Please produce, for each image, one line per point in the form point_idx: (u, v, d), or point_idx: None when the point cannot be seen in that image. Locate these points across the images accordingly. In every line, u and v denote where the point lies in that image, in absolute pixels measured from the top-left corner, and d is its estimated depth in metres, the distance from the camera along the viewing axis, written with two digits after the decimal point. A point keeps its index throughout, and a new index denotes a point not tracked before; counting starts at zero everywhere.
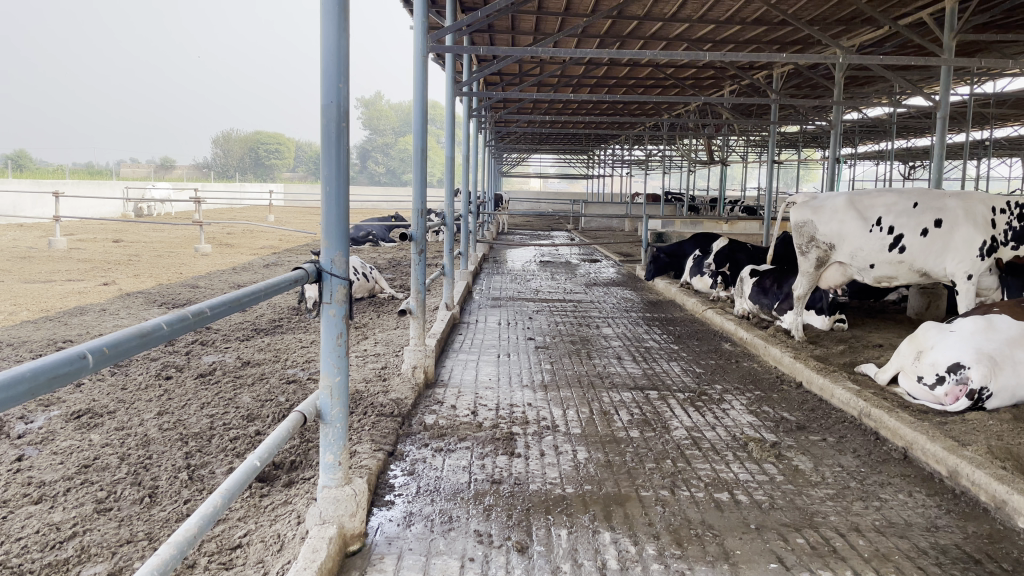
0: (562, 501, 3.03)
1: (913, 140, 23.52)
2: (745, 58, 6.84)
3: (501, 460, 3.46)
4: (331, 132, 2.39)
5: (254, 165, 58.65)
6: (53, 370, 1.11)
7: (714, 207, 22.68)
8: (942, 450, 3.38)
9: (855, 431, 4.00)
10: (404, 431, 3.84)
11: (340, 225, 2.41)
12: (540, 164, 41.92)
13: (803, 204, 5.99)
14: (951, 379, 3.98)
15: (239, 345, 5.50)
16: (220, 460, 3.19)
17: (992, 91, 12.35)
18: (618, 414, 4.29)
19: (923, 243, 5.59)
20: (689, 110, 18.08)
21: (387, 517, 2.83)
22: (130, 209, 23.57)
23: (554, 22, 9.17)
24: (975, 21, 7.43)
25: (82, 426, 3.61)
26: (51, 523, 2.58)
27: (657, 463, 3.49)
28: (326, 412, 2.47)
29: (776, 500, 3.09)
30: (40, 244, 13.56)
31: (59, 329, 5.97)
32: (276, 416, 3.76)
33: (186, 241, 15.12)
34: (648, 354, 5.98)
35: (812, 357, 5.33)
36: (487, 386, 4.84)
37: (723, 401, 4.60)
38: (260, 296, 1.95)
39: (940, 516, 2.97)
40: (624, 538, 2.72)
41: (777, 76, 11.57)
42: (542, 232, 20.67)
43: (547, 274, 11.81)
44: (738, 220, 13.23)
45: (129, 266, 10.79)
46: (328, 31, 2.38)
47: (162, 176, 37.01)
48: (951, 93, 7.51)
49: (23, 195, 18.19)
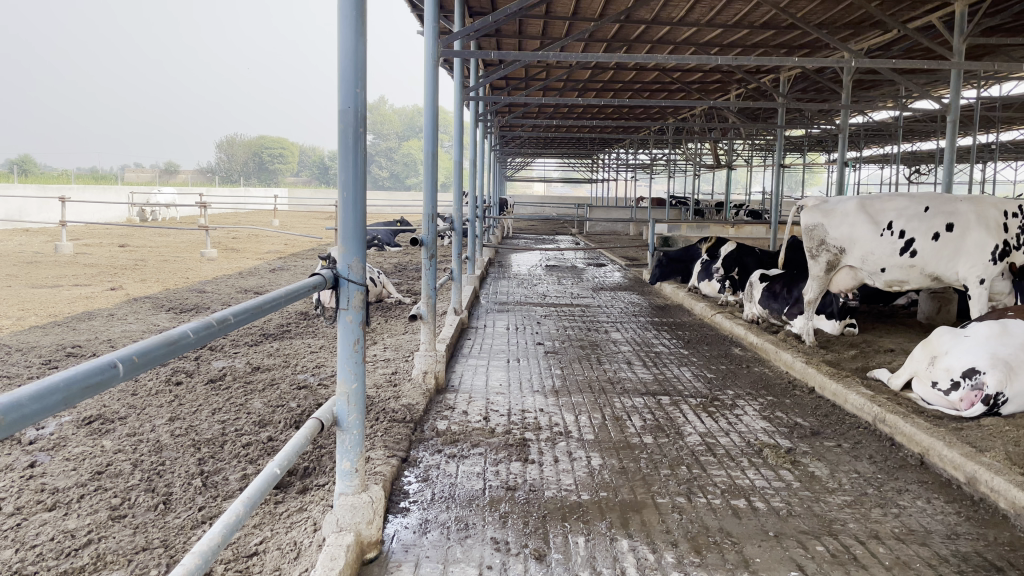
0: (578, 508, 3.00)
1: (917, 144, 23.48)
2: (755, 62, 6.81)
3: (515, 467, 3.44)
4: (348, 138, 2.37)
5: (258, 170, 58.84)
6: (85, 379, 1.10)
7: (719, 211, 22.67)
8: (960, 457, 3.35)
9: (870, 437, 3.97)
10: (417, 437, 3.82)
11: (356, 231, 2.40)
12: (543, 168, 41.97)
13: (814, 207, 5.95)
14: (966, 385, 3.95)
15: (248, 351, 5.50)
16: (233, 466, 3.17)
17: (999, 95, 12.30)
18: (630, 420, 4.26)
19: (935, 247, 5.56)
20: (695, 114, 18.10)
21: (402, 524, 2.81)
22: (135, 214, 23.66)
23: (561, 27, 9.18)
24: (985, 24, 7.41)
25: (93, 432, 3.60)
26: (66, 530, 2.57)
27: (671, 470, 3.46)
28: (343, 418, 2.45)
29: (793, 507, 3.06)
30: (47, 249, 13.61)
31: (68, 334, 5.97)
32: (288, 423, 3.74)
33: (191, 245, 15.17)
34: (658, 359, 5.96)
35: (824, 362, 5.29)
36: (498, 392, 4.81)
37: (736, 406, 4.57)
38: (281, 302, 1.94)
39: (960, 523, 2.94)
40: (642, 546, 2.70)
41: (783, 79, 11.56)
42: (546, 236, 20.70)
43: (554, 278, 11.79)
44: (744, 224, 13.25)
45: (136, 271, 10.81)
46: (345, 36, 2.38)
47: (165, 180, 37.14)
48: (961, 97, 7.47)
49: (29, 200, 18.28)
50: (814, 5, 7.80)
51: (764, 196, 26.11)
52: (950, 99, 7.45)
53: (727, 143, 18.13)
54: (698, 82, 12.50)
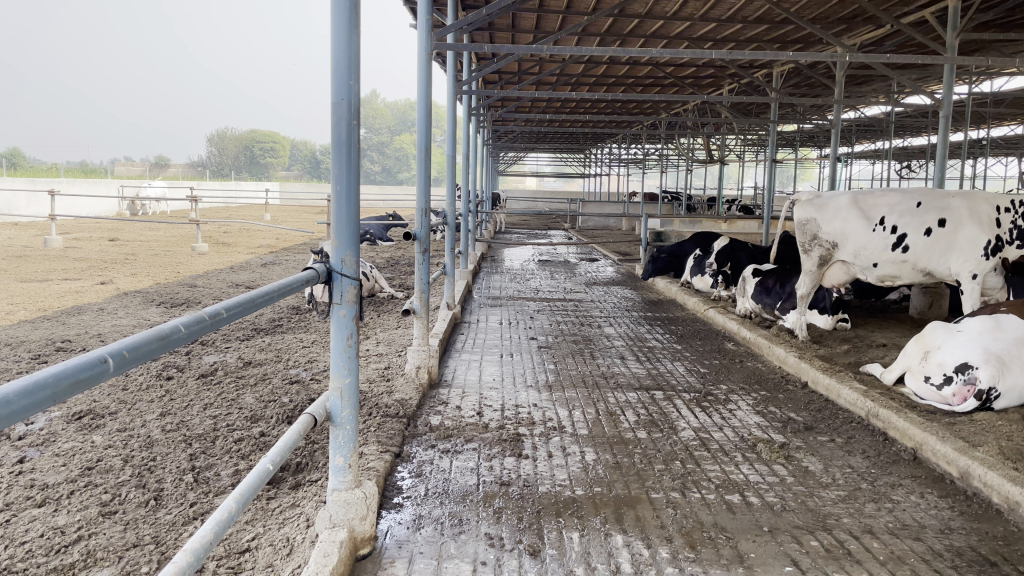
0: (573, 503, 3.00)
1: (909, 139, 23.52)
2: (750, 55, 6.79)
3: (509, 462, 3.43)
4: (341, 131, 2.34)
5: (249, 164, 58.56)
6: (76, 374, 1.08)
7: (712, 206, 22.67)
8: (953, 452, 3.36)
9: (863, 432, 3.98)
10: (411, 432, 3.80)
11: (350, 225, 2.37)
12: (536, 162, 41.82)
13: (807, 202, 5.97)
14: (958, 380, 3.96)
15: (240, 346, 5.45)
16: (225, 461, 3.15)
17: (991, 91, 12.32)
18: (624, 414, 4.26)
19: (927, 243, 5.56)
20: (689, 108, 18.08)
21: (396, 520, 2.80)
22: (125, 208, 23.47)
23: (554, 20, 9.15)
24: (977, 20, 7.42)
25: (84, 428, 3.56)
26: (55, 527, 2.54)
27: (666, 465, 3.46)
28: (336, 413, 2.43)
29: (787, 502, 3.06)
30: (35, 243, 13.46)
31: (57, 328, 5.91)
32: (281, 418, 3.71)
33: (181, 239, 15.03)
34: (651, 354, 5.96)
35: (817, 357, 5.30)
36: (491, 386, 4.80)
37: (729, 401, 4.58)
38: (274, 296, 1.91)
39: (954, 518, 2.95)
40: (637, 541, 2.69)
41: (776, 74, 11.59)
42: (539, 231, 20.68)
43: (547, 273, 11.76)
44: (737, 219, 13.30)
45: (126, 265, 10.70)
46: (339, 28, 2.35)
47: (156, 175, 36.89)
48: (954, 92, 7.47)
49: (17, 194, 18.09)
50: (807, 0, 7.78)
51: (756, 191, 26.14)
52: (942, 95, 7.44)
53: (720, 139, 18.16)
54: (691, 76, 12.50)
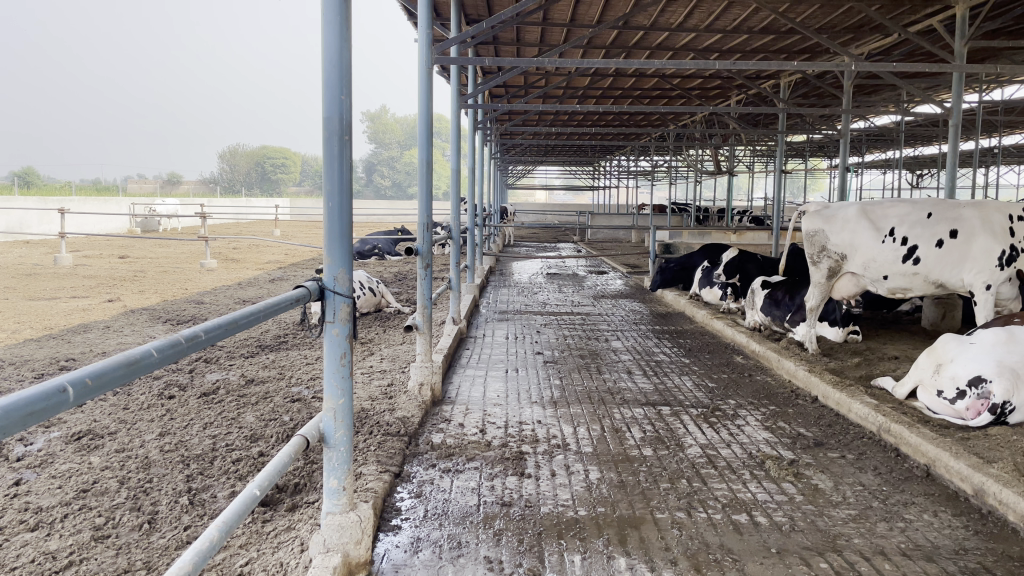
0: (575, 524, 2.92)
1: (918, 149, 23.31)
2: (759, 63, 6.67)
3: (511, 481, 3.36)
4: (333, 146, 2.30)
5: (261, 180, 59.26)
6: (28, 406, 1.04)
7: (721, 216, 22.53)
8: (967, 468, 3.26)
9: (876, 448, 3.89)
10: (411, 451, 3.74)
11: (343, 242, 2.31)
12: (544, 175, 42.00)
13: (815, 212, 5.92)
14: (972, 394, 3.86)
15: (243, 363, 5.43)
16: (222, 483, 3.10)
17: (1001, 100, 12.16)
18: (630, 431, 4.18)
19: (938, 254, 5.46)
20: (696, 120, 18.04)
21: (394, 543, 2.74)
22: (136, 225, 23.65)
23: (558, 33, 9.16)
24: (985, 28, 7.34)
25: (82, 448, 3.53)
26: (47, 552, 2.50)
27: (671, 484, 3.37)
28: (329, 435, 2.38)
29: (797, 522, 2.98)
30: (47, 261, 13.55)
31: (61, 347, 5.90)
32: (280, 437, 3.67)
33: (191, 256, 15.10)
34: (658, 368, 5.87)
35: (827, 370, 5.21)
36: (495, 403, 4.74)
37: (737, 417, 4.48)
38: (258, 316, 1.87)
39: (969, 538, 2.85)
40: (641, 564, 2.62)
41: (783, 85, 11.52)
42: (548, 244, 20.59)
43: (555, 286, 11.73)
44: (747, 231, 13.23)
45: (134, 283, 10.71)
46: (330, 40, 2.31)
47: (169, 191, 37.63)
48: (965, 100, 7.32)
49: (29, 212, 18.38)
50: (813, 9, 7.72)
51: (765, 200, 25.92)
52: (951, 103, 7.31)
53: (728, 151, 18.02)
54: (698, 88, 12.48)
